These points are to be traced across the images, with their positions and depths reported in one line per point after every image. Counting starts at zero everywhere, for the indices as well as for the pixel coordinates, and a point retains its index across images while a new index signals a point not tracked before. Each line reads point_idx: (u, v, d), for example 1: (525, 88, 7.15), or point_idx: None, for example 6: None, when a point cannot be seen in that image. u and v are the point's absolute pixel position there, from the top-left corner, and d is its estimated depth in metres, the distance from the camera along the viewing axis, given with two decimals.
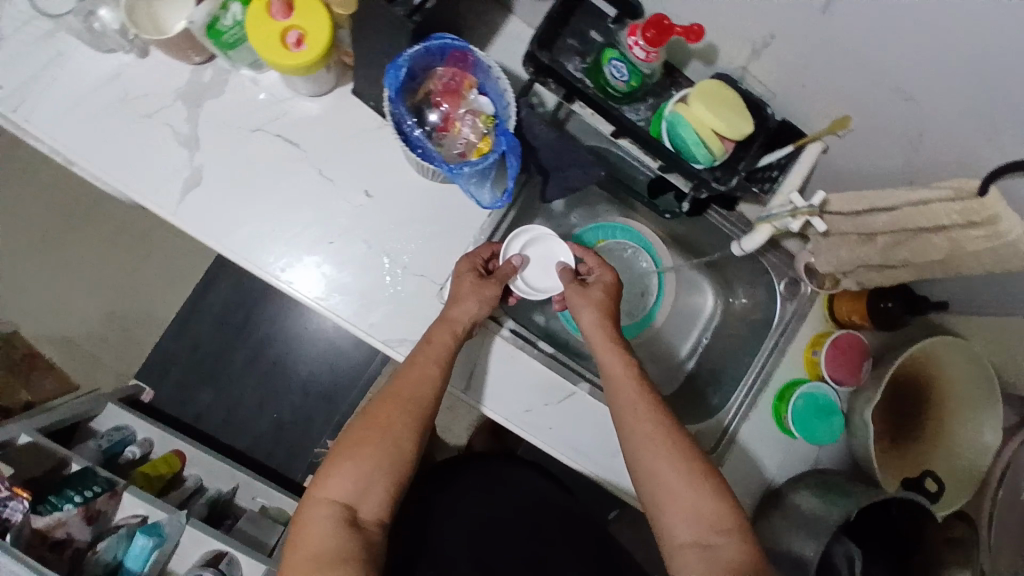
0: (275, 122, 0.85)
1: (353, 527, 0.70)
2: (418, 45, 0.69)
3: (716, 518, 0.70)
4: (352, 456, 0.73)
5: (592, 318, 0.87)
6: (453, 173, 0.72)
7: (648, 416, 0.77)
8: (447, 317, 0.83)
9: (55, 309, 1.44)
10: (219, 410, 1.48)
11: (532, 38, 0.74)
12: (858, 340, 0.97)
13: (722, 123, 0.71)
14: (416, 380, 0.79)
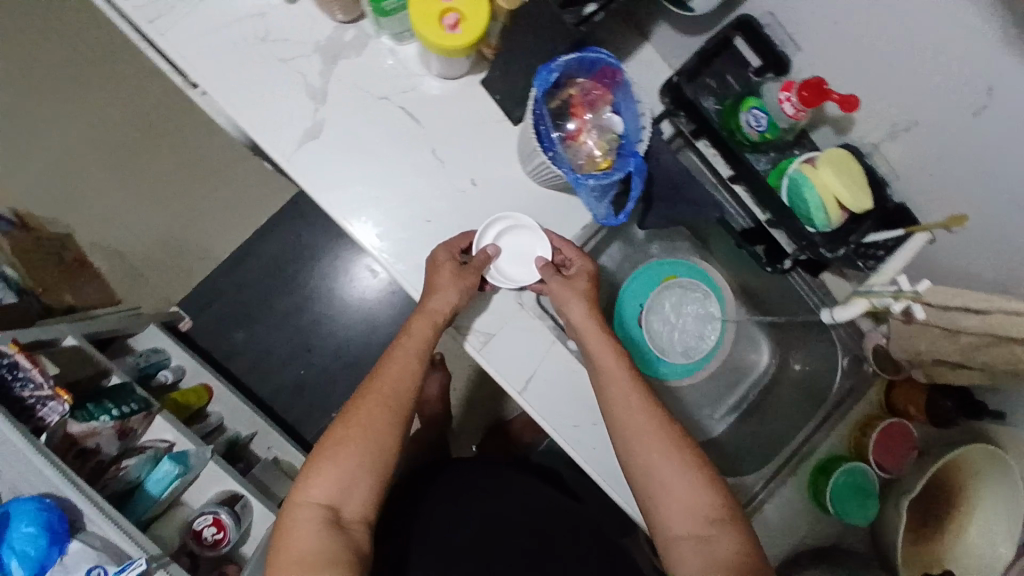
0: (401, 95, 0.86)
1: (337, 526, 0.74)
2: (574, 55, 0.72)
3: (710, 510, 0.75)
4: (334, 460, 0.76)
5: (579, 309, 0.84)
6: (576, 182, 0.72)
7: (639, 408, 0.79)
8: (424, 306, 0.82)
9: (114, 221, 1.46)
10: (250, 354, 1.49)
11: (677, 71, 0.76)
12: (909, 431, 0.97)
13: (847, 194, 0.72)
14: (394, 373, 0.81)
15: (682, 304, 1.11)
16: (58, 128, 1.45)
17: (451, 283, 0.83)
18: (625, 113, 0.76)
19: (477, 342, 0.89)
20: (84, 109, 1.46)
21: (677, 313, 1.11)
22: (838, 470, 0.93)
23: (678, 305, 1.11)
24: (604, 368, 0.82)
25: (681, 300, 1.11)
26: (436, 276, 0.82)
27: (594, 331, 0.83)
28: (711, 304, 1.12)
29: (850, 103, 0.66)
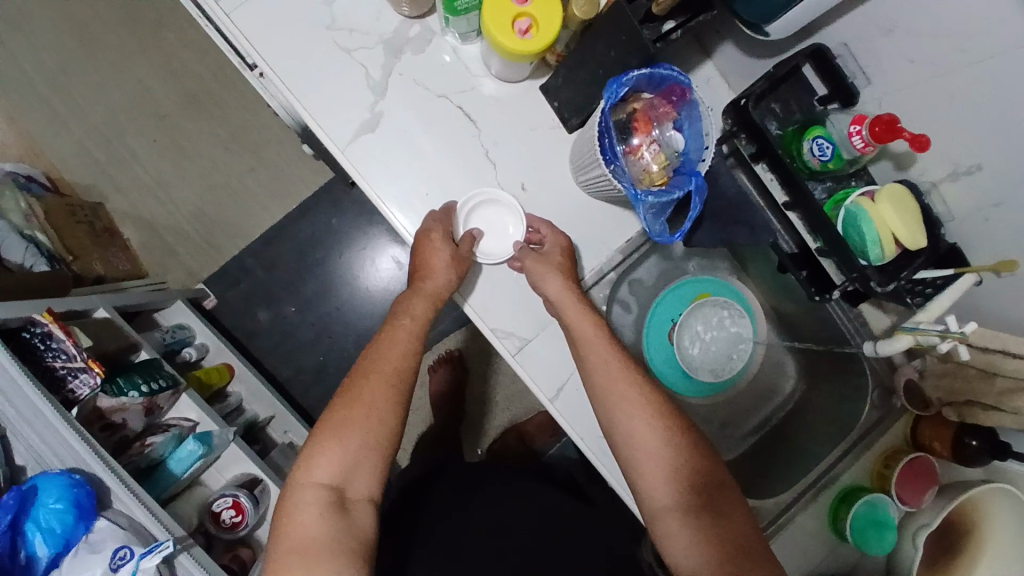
0: (461, 95, 0.86)
1: (339, 506, 0.76)
2: (645, 69, 0.71)
3: (689, 477, 0.77)
4: (335, 441, 0.77)
5: (557, 284, 0.83)
6: (636, 198, 0.72)
7: (618, 377, 0.81)
8: (420, 284, 0.84)
9: (148, 193, 1.46)
10: (273, 336, 1.50)
11: (740, 93, 0.77)
12: (932, 467, 0.96)
13: (906, 231, 0.72)
14: (392, 352, 0.83)
15: (715, 321, 1.09)
16: (97, 96, 1.45)
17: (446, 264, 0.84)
18: (687, 132, 0.76)
19: (512, 345, 0.88)
20: (125, 80, 1.45)
21: (710, 330, 1.08)
22: (860, 503, 0.93)
23: (711, 321, 1.09)
24: (584, 341, 0.82)
25: (715, 316, 1.09)
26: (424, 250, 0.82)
27: (574, 305, 0.83)
28: (744, 323, 1.10)
29: (921, 144, 0.67)
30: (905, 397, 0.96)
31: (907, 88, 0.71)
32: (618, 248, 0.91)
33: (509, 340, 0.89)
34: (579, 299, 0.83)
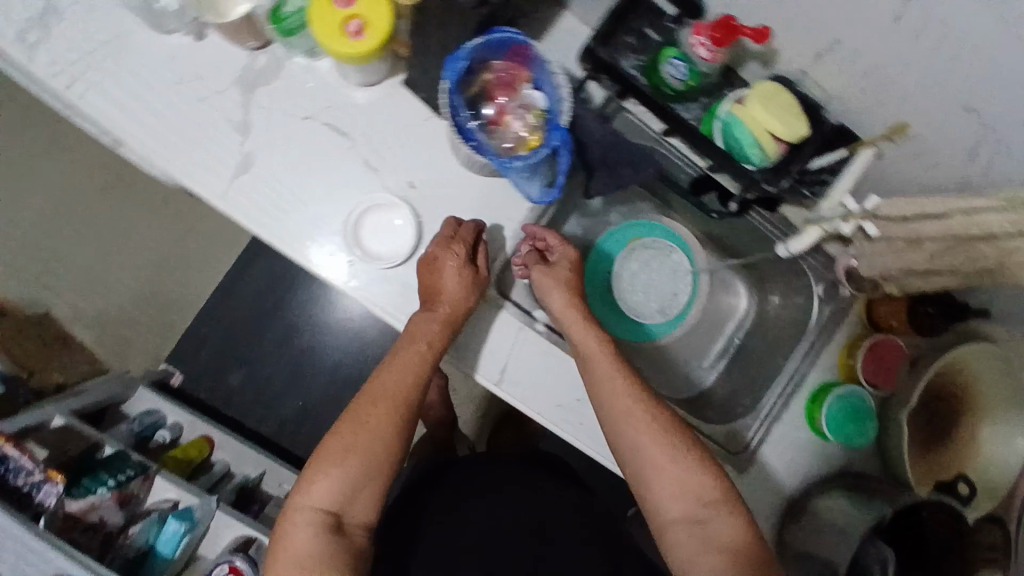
0: (325, 111, 0.86)
1: (336, 532, 0.74)
2: (479, 38, 0.70)
3: (705, 494, 0.76)
4: (334, 466, 0.75)
5: (560, 299, 0.87)
6: (503, 166, 0.72)
7: (624, 392, 0.81)
8: (432, 297, 0.82)
9: (85, 289, 1.43)
10: (247, 393, 1.50)
11: (592, 34, 0.75)
12: (895, 346, 0.97)
13: (781, 125, 0.72)
14: (398, 376, 0.80)
15: (649, 264, 1.12)
16: None
17: (459, 285, 0.83)
18: (545, 87, 0.75)
19: (445, 341, 0.87)
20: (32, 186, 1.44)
21: (646, 273, 1.12)
22: (830, 397, 0.95)
23: (646, 265, 1.12)
24: (592, 359, 0.83)
25: (648, 259, 1.12)
26: (434, 259, 0.82)
27: (581, 326, 0.85)
28: (678, 257, 1.12)
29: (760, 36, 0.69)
30: (851, 285, 0.97)
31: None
32: (522, 217, 0.90)
33: None
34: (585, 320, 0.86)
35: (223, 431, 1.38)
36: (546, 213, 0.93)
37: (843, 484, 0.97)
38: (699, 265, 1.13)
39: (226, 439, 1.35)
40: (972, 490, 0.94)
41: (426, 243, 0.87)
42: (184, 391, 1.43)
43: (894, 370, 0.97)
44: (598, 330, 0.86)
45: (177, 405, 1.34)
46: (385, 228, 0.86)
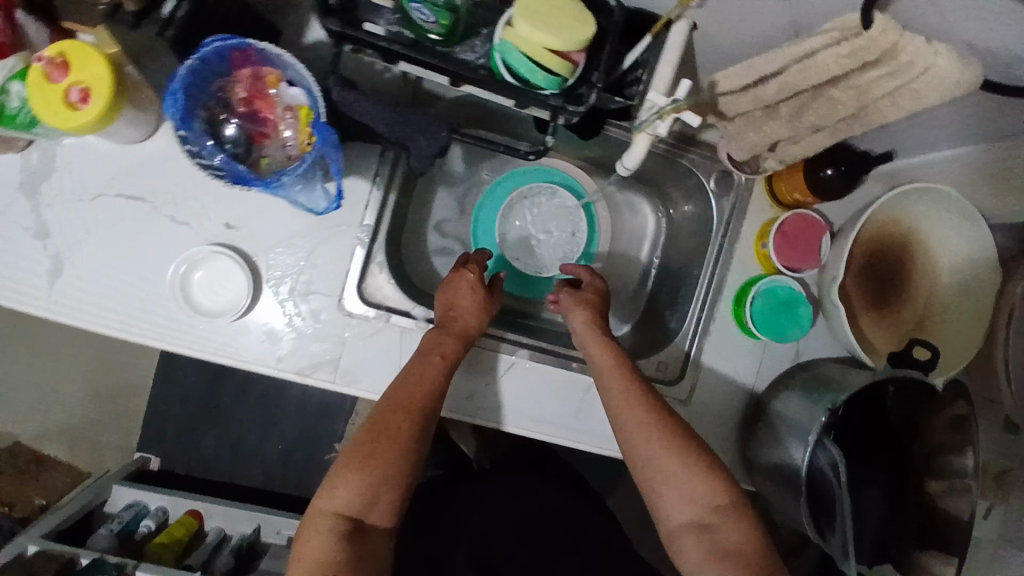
0: (115, 181, 0.80)
1: (354, 537, 0.71)
2: (188, 61, 0.61)
3: (713, 498, 0.75)
4: (359, 471, 0.73)
5: (584, 318, 0.88)
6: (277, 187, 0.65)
7: (633, 402, 0.80)
8: (455, 319, 0.85)
9: (43, 408, 1.45)
10: (228, 452, 1.49)
11: (316, 4, 0.64)
12: (807, 220, 0.90)
13: (548, 38, 0.61)
14: (425, 384, 0.79)
15: (537, 212, 1.04)
16: None
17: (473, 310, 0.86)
18: (297, 80, 0.66)
19: (329, 369, 0.84)
20: None
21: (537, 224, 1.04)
22: (751, 293, 0.89)
23: (533, 215, 1.04)
24: (604, 373, 0.83)
25: (534, 209, 1.04)
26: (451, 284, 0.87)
27: (595, 336, 0.86)
28: (564, 195, 1.04)
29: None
30: (745, 170, 0.87)
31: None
32: (362, 219, 0.85)
33: (320, 371, 0.84)
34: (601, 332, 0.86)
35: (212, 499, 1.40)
36: (385, 205, 0.85)
37: (796, 379, 0.88)
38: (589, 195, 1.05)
39: (214, 507, 1.36)
40: (935, 354, 0.81)
41: (269, 279, 0.83)
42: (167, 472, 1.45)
43: (810, 245, 0.90)
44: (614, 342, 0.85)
45: (158, 490, 1.35)
46: (219, 283, 0.81)
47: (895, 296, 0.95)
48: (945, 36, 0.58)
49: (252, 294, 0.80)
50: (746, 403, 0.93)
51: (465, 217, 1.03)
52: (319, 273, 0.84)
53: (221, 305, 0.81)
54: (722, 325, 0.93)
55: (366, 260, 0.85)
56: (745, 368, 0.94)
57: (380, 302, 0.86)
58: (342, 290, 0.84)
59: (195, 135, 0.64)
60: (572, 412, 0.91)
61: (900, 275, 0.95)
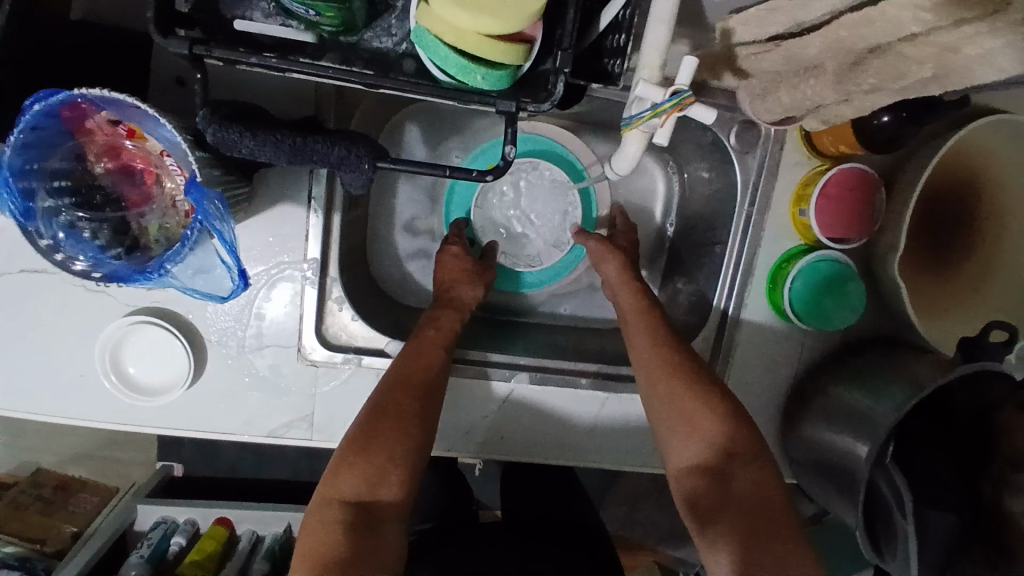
0: (8, 255, 0.66)
1: (366, 526, 0.59)
2: (10, 135, 0.46)
3: (717, 433, 0.64)
4: (362, 451, 0.61)
5: (617, 269, 0.78)
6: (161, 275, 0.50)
7: (649, 344, 0.70)
8: (452, 292, 0.76)
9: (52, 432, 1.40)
10: (248, 455, 1.43)
11: (149, 18, 0.44)
12: (857, 176, 0.71)
13: (489, 22, 0.43)
14: (424, 361, 0.68)
15: (518, 194, 0.86)
16: None
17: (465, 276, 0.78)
18: (159, 130, 0.49)
19: (302, 427, 0.73)
20: None
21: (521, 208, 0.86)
22: (791, 273, 0.73)
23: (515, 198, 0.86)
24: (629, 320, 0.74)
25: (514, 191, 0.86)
26: (443, 257, 0.79)
27: (626, 285, 0.76)
28: (547, 168, 0.85)
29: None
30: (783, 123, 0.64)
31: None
32: (305, 253, 0.70)
33: (293, 431, 0.73)
34: (628, 277, 0.77)
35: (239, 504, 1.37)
36: (331, 232, 0.70)
37: (845, 370, 0.75)
38: (586, 165, 0.87)
39: (242, 512, 1.34)
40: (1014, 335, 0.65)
41: (213, 339, 0.70)
42: (191, 480, 1.42)
43: (856, 213, 0.72)
44: (646, 290, 0.75)
45: (184, 503, 1.32)
46: (152, 358, 0.68)
47: (956, 247, 0.78)
48: None
49: (193, 364, 0.68)
50: (786, 395, 0.80)
51: (438, 210, 0.87)
52: (269, 324, 0.71)
53: (162, 382, 0.69)
54: (753, 309, 0.78)
55: (321, 299, 0.71)
56: (783, 355, 0.79)
57: (347, 345, 0.73)
58: (299, 339, 0.71)
59: (48, 224, 0.50)
60: (590, 432, 0.78)
61: (961, 221, 0.78)
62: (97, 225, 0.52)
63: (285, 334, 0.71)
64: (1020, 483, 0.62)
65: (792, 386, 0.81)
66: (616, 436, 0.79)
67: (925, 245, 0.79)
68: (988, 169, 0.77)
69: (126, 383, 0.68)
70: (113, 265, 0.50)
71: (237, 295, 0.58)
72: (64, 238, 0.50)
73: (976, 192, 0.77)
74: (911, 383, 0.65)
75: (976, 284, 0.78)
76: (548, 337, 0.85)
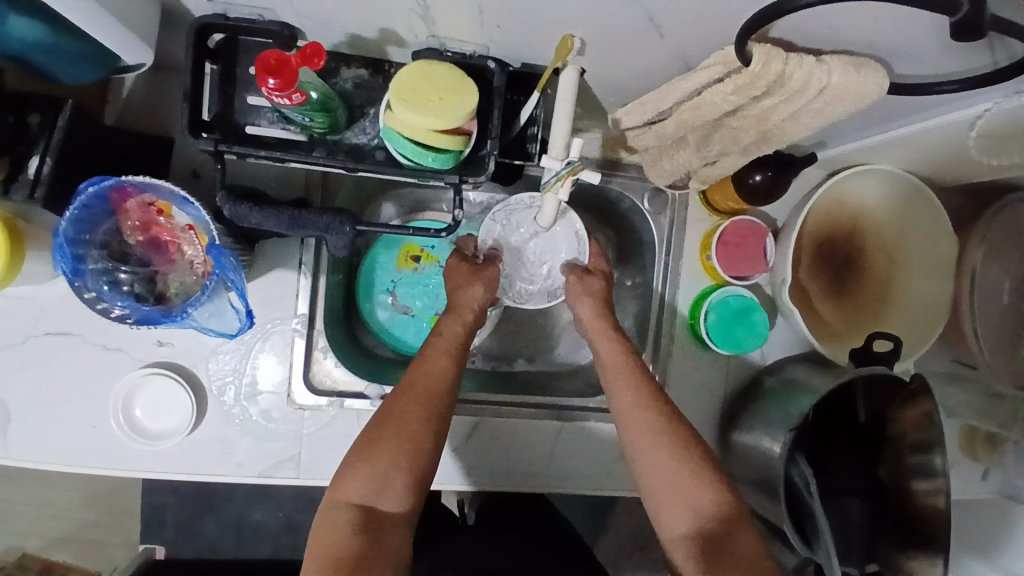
0: (39, 323, 0.77)
1: (372, 529, 0.59)
2: (68, 212, 0.61)
3: (713, 509, 0.64)
4: (366, 454, 0.63)
5: (596, 311, 0.80)
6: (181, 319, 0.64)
7: (629, 391, 0.71)
8: (457, 308, 0.77)
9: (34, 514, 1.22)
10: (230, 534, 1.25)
11: (184, 125, 0.60)
12: (747, 226, 0.88)
13: (432, 120, 0.59)
14: (435, 372, 0.70)
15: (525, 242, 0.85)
16: None
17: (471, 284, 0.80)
18: (185, 207, 0.64)
19: (292, 465, 0.81)
20: None
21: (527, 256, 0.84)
22: (703, 308, 0.87)
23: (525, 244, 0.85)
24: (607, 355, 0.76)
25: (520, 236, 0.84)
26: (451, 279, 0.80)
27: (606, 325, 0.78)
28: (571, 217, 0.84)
29: (315, 50, 0.54)
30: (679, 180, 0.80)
31: (305, 7, 0.57)
32: (296, 309, 0.83)
33: (283, 469, 0.81)
34: (609, 328, 0.78)
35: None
36: (316, 292, 0.83)
37: (762, 388, 0.87)
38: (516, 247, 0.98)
39: None
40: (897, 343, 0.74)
41: (214, 388, 0.81)
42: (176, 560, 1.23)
43: (749, 258, 0.88)
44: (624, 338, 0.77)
45: None
46: (157, 405, 0.78)
47: (853, 276, 0.92)
48: (831, 50, 0.54)
49: (196, 409, 0.78)
50: (720, 416, 0.91)
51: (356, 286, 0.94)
52: (263, 373, 0.82)
53: (165, 428, 0.78)
54: (681, 341, 0.91)
55: (308, 348, 0.83)
56: (712, 381, 0.91)
57: (331, 388, 0.83)
58: (290, 384, 0.82)
59: (92, 280, 0.65)
60: (550, 459, 0.88)
61: (851, 258, 0.92)
62: (130, 280, 0.67)
63: (277, 380, 0.82)
64: (909, 465, 0.74)
65: (724, 409, 0.92)
66: (573, 461, 0.89)
67: (818, 279, 0.92)
68: (869, 213, 0.91)
69: (135, 429, 0.78)
70: (143, 312, 0.64)
71: (242, 333, 0.76)
72: (104, 291, 0.65)
73: (863, 228, 0.91)
74: (809, 389, 0.77)
75: (875, 306, 0.91)
76: (510, 379, 0.96)
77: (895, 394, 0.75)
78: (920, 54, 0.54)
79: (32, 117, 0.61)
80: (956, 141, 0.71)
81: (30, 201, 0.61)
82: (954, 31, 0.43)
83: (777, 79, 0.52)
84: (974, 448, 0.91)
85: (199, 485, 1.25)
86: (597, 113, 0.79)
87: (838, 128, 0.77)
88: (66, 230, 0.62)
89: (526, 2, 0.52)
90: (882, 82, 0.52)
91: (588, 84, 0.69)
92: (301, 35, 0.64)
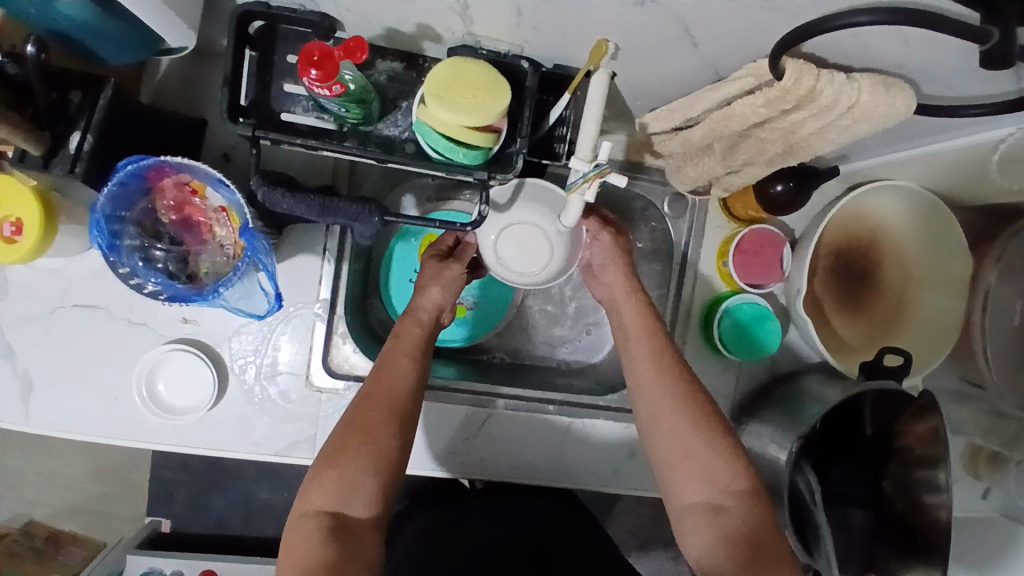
0: (69, 295, 0.80)
1: (344, 536, 0.58)
2: (104, 190, 0.63)
3: (733, 481, 0.64)
4: (333, 461, 0.62)
5: (631, 286, 0.79)
6: (211, 299, 0.67)
7: (657, 373, 0.71)
8: (414, 311, 0.77)
9: (46, 481, 1.22)
10: (236, 511, 1.27)
11: (224, 109, 0.62)
12: (765, 235, 0.89)
13: (466, 117, 0.60)
14: (396, 376, 0.69)
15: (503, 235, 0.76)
16: None
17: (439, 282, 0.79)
18: (219, 188, 0.66)
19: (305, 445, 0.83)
20: None
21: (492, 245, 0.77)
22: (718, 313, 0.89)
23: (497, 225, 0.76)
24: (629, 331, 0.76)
25: (514, 244, 0.76)
26: (445, 274, 0.79)
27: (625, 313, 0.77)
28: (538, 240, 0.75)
29: (358, 43, 0.55)
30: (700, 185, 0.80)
31: (346, 1, 0.59)
32: (319, 292, 0.85)
33: (297, 449, 0.83)
34: (627, 304, 0.78)
35: (230, 556, 1.21)
36: (339, 278, 0.85)
37: (772, 395, 0.88)
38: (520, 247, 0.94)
39: (234, 564, 1.19)
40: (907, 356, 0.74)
41: (234, 366, 0.82)
42: (182, 533, 1.25)
43: (766, 267, 0.89)
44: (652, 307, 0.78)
45: (176, 554, 1.16)
46: (176, 381, 0.80)
47: (867, 289, 0.93)
48: (860, 68, 0.55)
49: (216, 385, 0.80)
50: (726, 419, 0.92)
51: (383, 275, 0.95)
52: (283, 355, 0.84)
53: (181, 406, 0.80)
54: (693, 345, 0.92)
55: (328, 333, 0.84)
56: (721, 386, 0.92)
57: (348, 373, 0.84)
58: (308, 367, 0.83)
59: (128, 256, 0.67)
60: (560, 452, 0.89)
61: (863, 271, 0.93)
62: (162, 255, 0.69)
63: (296, 362, 0.84)
64: (914, 478, 0.75)
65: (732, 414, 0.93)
66: (581, 456, 0.90)
67: (831, 290, 0.93)
68: (884, 227, 0.91)
69: (153, 403, 0.80)
70: (177, 289, 0.67)
71: (270, 315, 0.78)
72: (138, 267, 0.67)
73: (879, 244, 0.92)
74: (816, 398, 0.78)
75: (889, 319, 0.92)
76: (522, 372, 0.97)
77: (900, 411, 0.74)
78: (949, 76, 0.54)
79: (74, 95, 0.62)
80: (979, 162, 0.72)
81: (70, 176, 0.62)
82: (985, 59, 0.44)
83: (807, 95, 0.53)
84: (980, 466, 0.92)
85: (210, 461, 1.27)
86: (623, 116, 0.80)
87: (864, 143, 0.77)
88: (104, 206, 0.65)
89: (563, 6, 0.53)
90: (909, 103, 0.53)
91: (617, 88, 0.71)
92: (339, 27, 0.65)
